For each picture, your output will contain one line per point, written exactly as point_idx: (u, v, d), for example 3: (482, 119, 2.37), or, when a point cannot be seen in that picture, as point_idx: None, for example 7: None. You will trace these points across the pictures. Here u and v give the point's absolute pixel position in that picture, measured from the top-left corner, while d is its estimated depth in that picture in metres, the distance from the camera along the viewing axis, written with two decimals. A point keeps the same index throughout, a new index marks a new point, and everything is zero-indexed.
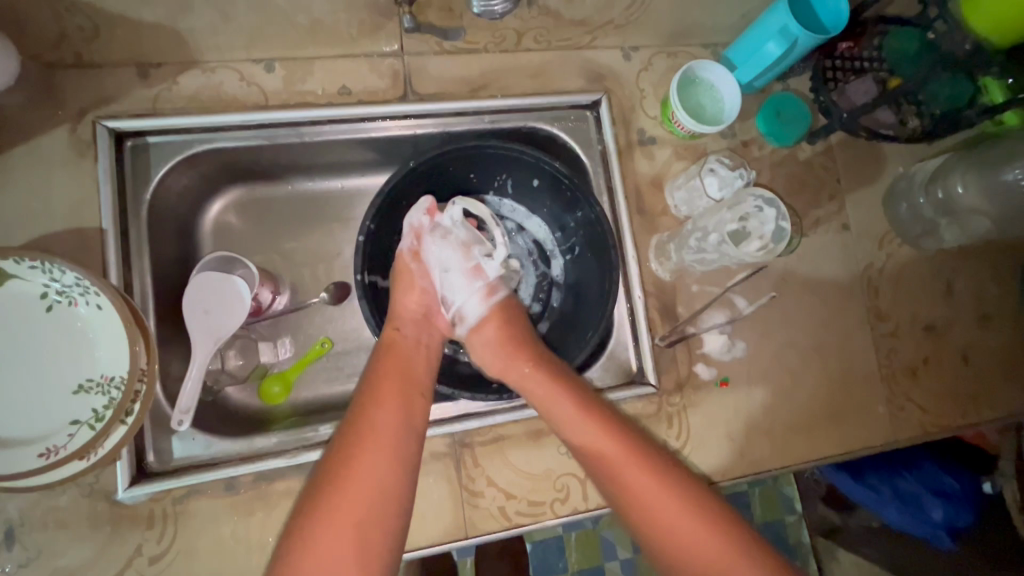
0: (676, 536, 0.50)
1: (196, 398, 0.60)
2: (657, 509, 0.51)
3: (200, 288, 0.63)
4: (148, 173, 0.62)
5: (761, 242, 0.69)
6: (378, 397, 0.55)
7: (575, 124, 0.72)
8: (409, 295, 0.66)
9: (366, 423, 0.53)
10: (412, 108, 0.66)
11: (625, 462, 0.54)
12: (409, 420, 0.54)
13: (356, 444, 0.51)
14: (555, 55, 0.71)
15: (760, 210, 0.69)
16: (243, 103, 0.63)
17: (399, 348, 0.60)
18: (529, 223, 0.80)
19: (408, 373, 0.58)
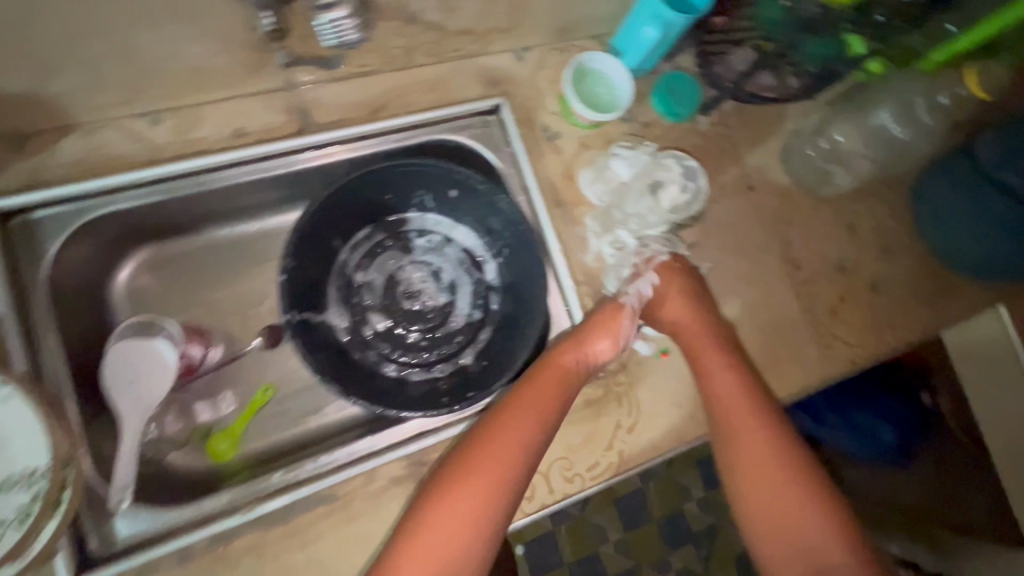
0: (766, 488, 0.60)
1: (133, 471, 0.58)
2: (762, 463, 0.61)
3: (114, 360, 0.60)
4: (41, 250, 0.59)
5: (677, 185, 0.74)
6: (524, 404, 0.61)
7: (481, 130, 0.73)
8: (602, 330, 0.67)
9: (504, 433, 0.58)
10: (313, 139, 0.66)
11: (744, 420, 0.63)
12: (544, 431, 0.60)
13: (483, 450, 0.57)
14: (449, 66, 0.71)
15: (665, 165, 0.74)
16: (135, 163, 0.61)
17: (565, 369, 0.64)
18: (456, 232, 0.80)
19: (563, 393, 0.63)
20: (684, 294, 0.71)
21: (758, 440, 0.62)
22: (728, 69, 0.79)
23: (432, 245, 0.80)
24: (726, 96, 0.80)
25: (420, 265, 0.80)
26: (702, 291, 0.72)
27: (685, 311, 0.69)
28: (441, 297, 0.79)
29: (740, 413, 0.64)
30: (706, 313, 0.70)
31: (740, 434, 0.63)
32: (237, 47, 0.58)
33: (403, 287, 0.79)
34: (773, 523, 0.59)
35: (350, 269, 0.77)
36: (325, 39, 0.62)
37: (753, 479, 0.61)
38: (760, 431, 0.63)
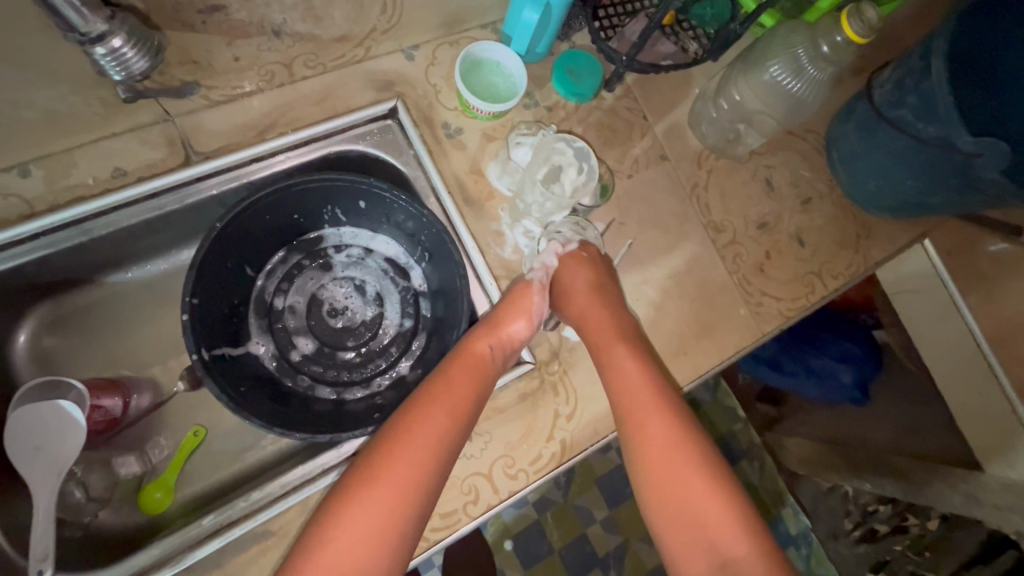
0: (670, 480, 0.57)
1: (52, 540, 0.54)
2: (665, 446, 0.59)
3: (17, 429, 0.57)
4: None
5: (575, 167, 0.71)
6: (433, 403, 0.59)
7: (381, 136, 0.71)
8: (515, 312, 0.66)
9: (408, 439, 0.56)
10: (200, 168, 0.63)
11: (646, 399, 0.62)
12: (455, 429, 0.58)
13: (389, 457, 0.55)
14: (335, 75, 0.69)
15: (557, 151, 0.71)
16: (9, 218, 0.58)
17: (477, 360, 0.63)
18: (376, 242, 0.78)
19: (475, 386, 0.61)
20: (592, 280, 0.70)
21: (664, 428, 0.59)
22: (625, 42, 0.77)
23: (352, 259, 0.78)
24: (624, 71, 0.75)
25: (343, 280, 0.78)
26: (608, 275, 0.71)
27: (590, 296, 0.69)
28: (369, 310, 0.78)
29: (647, 397, 0.61)
30: (614, 298, 0.70)
31: (647, 421, 0.60)
32: (91, 83, 0.55)
33: (328, 305, 0.77)
34: (677, 512, 0.56)
35: (270, 295, 0.75)
36: (109, 74, 0.54)
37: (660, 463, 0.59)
38: (666, 417, 0.60)
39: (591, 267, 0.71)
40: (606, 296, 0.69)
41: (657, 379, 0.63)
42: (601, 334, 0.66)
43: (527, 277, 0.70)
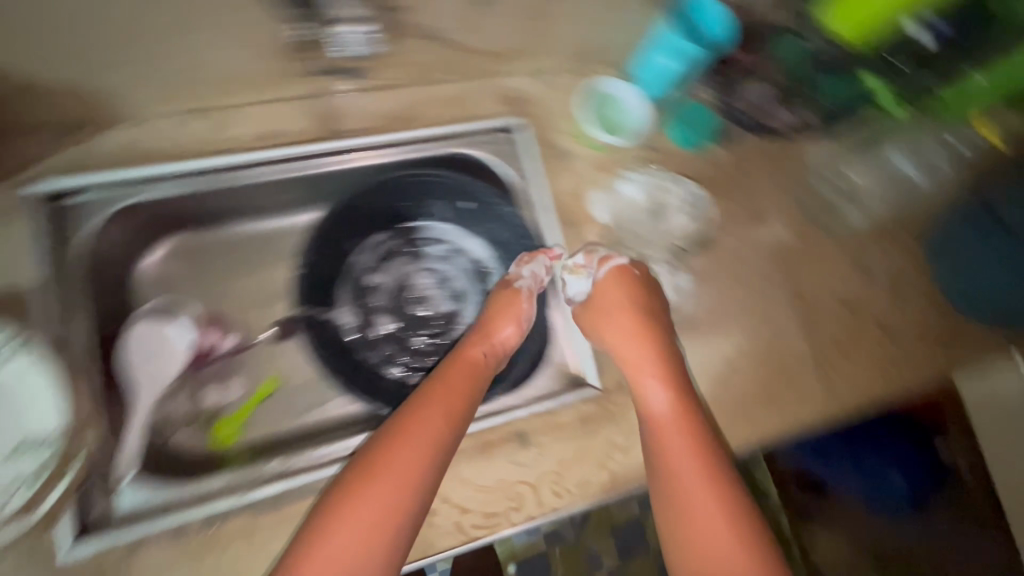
0: (699, 529, 0.54)
1: (140, 446, 0.65)
2: (695, 494, 0.56)
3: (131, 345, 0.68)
4: (82, 227, 0.63)
5: (684, 213, 0.78)
6: (434, 401, 0.59)
7: (499, 146, 0.75)
8: (503, 321, 0.68)
9: (411, 433, 0.56)
10: (335, 145, 0.69)
11: (676, 440, 0.60)
12: (454, 426, 0.58)
13: (389, 451, 0.54)
14: (470, 85, 0.75)
15: (668, 189, 0.78)
16: (172, 154, 0.66)
17: (473, 364, 0.65)
18: (470, 243, 0.80)
19: (472, 390, 0.62)
20: (638, 308, 0.69)
21: (695, 473, 0.57)
22: (742, 101, 0.79)
23: (444, 254, 0.81)
24: (741, 125, 0.81)
25: (428, 271, 0.80)
26: (659, 305, 0.71)
27: (637, 325, 0.68)
28: (446, 305, 0.80)
29: (677, 442, 0.59)
30: (662, 331, 0.69)
31: (672, 467, 0.58)
32: (272, 51, 0.62)
33: (410, 292, 0.80)
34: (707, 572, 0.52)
35: (362, 271, 0.78)
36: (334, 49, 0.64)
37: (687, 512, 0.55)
38: (698, 461, 0.58)
39: (637, 287, 0.71)
40: (660, 320, 0.69)
41: (687, 420, 0.61)
42: (638, 371, 0.66)
43: (515, 283, 0.71)
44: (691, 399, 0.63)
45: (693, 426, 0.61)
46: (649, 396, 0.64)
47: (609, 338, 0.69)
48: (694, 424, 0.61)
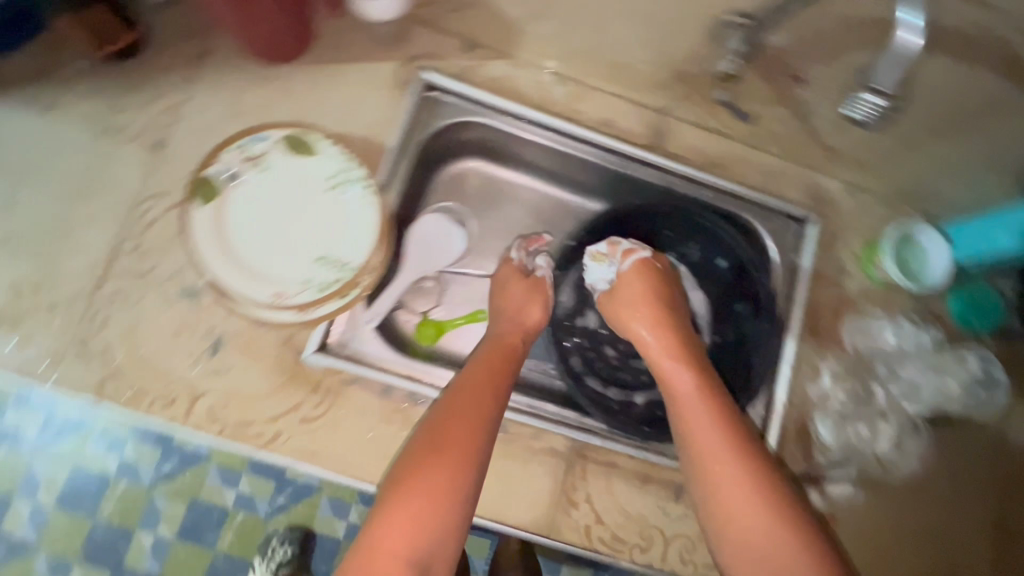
0: (739, 521, 0.56)
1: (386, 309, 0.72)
2: (747, 519, 0.55)
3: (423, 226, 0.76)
4: (434, 121, 0.72)
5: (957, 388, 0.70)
6: (468, 388, 0.61)
7: (781, 230, 0.77)
8: (529, 307, 0.72)
9: (449, 420, 0.58)
10: (655, 159, 0.74)
11: (726, 457, 0.58)
12: (489, 408, 0.60)
13: (431, 439, 0.57)
14: (793, 166, 0.75)
15: (961, 358, 0.71)
16: (530, 100, 0.73)
17: (504, 352, 0.67)
18: (694, 292, 0.83)
19: (504, 370, 0.65)
20: (658, 307, 0.71)
21: (747, 497, 0.56)
22: None
23: None
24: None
25: None
26: (677, 302, 0.74)
27: (659, 334, 0.69)
28: None
29: (709, 434, 0.60)
30: (676, 330, 0.70)
31: (712, 463, 0.58)
32: None
33: None
34: None
35: None
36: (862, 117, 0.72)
37: (743, 542, 0.55)
38: (734, 457, 0.58)
39: (655, 276, 0.74)
40: (666, 303, 0.73)
41: (707, 403, 0.62)
42: (682, 394, 0.63)
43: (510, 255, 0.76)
44: (725, 404, 0.62)
45: (738, 436, 0.60)
46: (681, 388, 0.64)
47: (648, 342, 0.69)
48: (735, 430, 0.60)
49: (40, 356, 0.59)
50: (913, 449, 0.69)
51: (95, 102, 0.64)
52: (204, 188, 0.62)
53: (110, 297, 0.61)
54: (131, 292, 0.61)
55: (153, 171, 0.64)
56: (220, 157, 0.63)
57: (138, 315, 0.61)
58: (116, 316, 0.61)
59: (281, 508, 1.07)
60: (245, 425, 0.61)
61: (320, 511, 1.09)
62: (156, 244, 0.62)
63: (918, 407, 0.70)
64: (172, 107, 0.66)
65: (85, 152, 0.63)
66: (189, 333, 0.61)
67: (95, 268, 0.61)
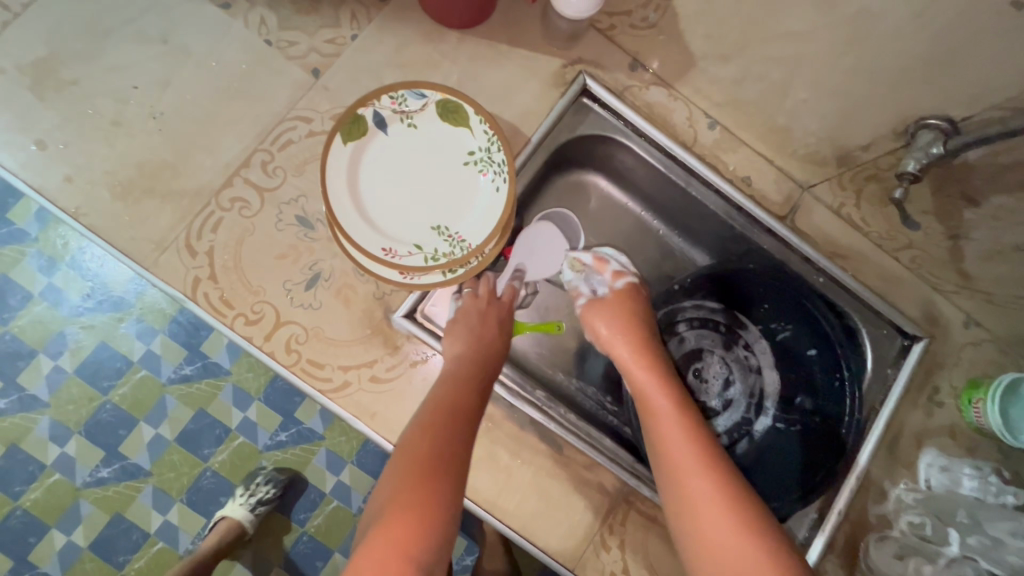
0: (715, 535, 0.52)
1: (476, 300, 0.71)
2: (725, 539, 0.52)
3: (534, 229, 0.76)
4: (575, 128, 0.71)
5: None
6: (440, 406, 0.56)
7: (885, 340, 0.73)
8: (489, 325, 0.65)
9: (416, 438, 0.54)
10: (781, 229, 0.72)
11: (698, 478, 0.56)
12: (461, 423, 0.55)
13: (400, 465, 0.53)
14: (915, 280, 0.73)
15: None
16: (676, 135, 0.71)
17: (477, 364, 0.61)
18: (768, 371, 0.81)
19: (478, 379, 0.60)
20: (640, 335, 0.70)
21: (720, 516, 0.53)
22: None
23: (743, 362, 0.82)
24: None
25: (724, 364, 0.82)
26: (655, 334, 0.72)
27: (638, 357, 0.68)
28: (714, 402, 0.81)
29: (682, 448, 0.58)
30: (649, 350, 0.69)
31: (685, 477, 0.56)
32: (835, 142, 0.66)
33: (698, 366, 0.82)
34: None
35: (678, 316, 0.82)
36: None
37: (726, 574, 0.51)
38: (703, 468, 0.56)
39: (634, 300, 0.73)
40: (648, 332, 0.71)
41: (673, 414, 0.62)
42: (656, 417, 0.62)
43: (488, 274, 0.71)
44: (698, 428, 0.61)
45: (710, 458, 0.58)
46: (657, 415, 0.62)
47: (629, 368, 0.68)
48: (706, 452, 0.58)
49: (151, 238, 0.60)
50: None
51: (270, 12, 0.65)
52: (352, 125, 0.61)
53: (229, 202, 0.61)
54: (250, 204, 0.62)
55: (305, 95, 0.64)
56: (374, 102, 0.61)
57: (250, 227, 0.61)
58: (229, 222, 0.61)
59: (279, 444, 1.00)
60: (316, 366, 0.60)
61: (315, 459, 1.00)
62: (288, 165, 0.63)
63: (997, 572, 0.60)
64: (339, 39, 0.66)
65: (248, 58, 0.64)
66: (290, 260, 0.61)
67: (225, 170, 0.62)
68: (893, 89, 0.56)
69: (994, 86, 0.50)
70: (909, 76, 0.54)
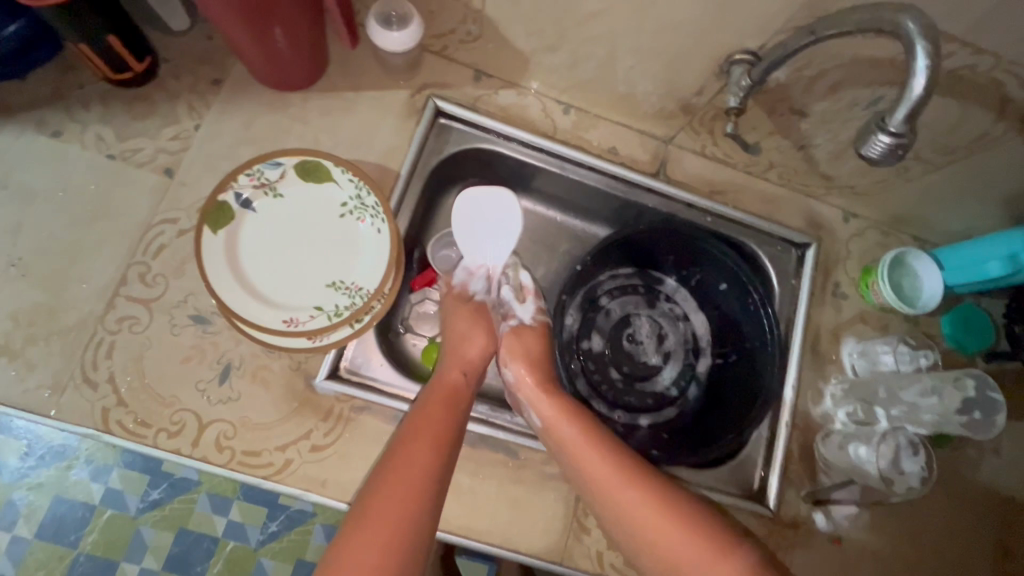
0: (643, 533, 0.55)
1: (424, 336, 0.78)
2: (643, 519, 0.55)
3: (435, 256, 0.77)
4: (442, 148, 0.73)
5: (950, 405, 0.65)
6: (421, 430, 0.57)
7: (781, 255, 0.78)
8: (475, 334, 0.71)
9: (399, 456, 0.55)
10: (658, 185, 0.76)
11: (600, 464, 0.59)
12: (446, 445, 0.57)
13: (381, 494, 0.52)
14: (788, 194, 0.78)
15: (960, 381, 0.66)
16: (537, 128, 0.75)
17: (453, 385, 0.64)
18: (695, 316, 0.86)
19: (457, 400, 0.62)
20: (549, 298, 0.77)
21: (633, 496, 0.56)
22: None
23: (670, 314, 0.86)
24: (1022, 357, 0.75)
25: (653, 321, 0.86)
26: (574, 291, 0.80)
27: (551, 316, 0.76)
28: (654, 359, 0.85)
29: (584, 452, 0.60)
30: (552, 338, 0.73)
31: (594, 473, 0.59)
32: (673, 95, 0.70)
33: (630, 331, 0.85)
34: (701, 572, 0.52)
35: (601, 291, 0.85)
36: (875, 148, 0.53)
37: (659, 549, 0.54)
38: (617, 478, 0.58)
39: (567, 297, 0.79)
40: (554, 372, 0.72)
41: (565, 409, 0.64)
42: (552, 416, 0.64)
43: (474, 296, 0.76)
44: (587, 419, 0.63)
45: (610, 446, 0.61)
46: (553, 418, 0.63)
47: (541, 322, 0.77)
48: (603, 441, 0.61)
49: (44, 383, 0.58)
50: (915, 471, 0.65)
51: (105, 126, 0.64)
52: (217, 213, 0.61)
53: (116, 323, 0.60)
54: (139, 319, 0.61)
55: (164, 197, 0.64)
56: (232, 184, 0.62)
57: (146, 342, 0.60)
58: (123, 343, 0.60)
59: (273, 535, 0.97)
60: (251, 455, 0.59)
61: (314, 538, 0.99)
62: (167, 270, 0.62)
63: (919, 430, 0.67)
64: (182, 133, 0.66)
65: (96, 177, 0.63)
66: (196, 360, 0.61)
67: (104, 294, 0.61)
68: (696, 38, 0.60)
69: (772, 15, 0.56)
70: (702, 23, 0.58)
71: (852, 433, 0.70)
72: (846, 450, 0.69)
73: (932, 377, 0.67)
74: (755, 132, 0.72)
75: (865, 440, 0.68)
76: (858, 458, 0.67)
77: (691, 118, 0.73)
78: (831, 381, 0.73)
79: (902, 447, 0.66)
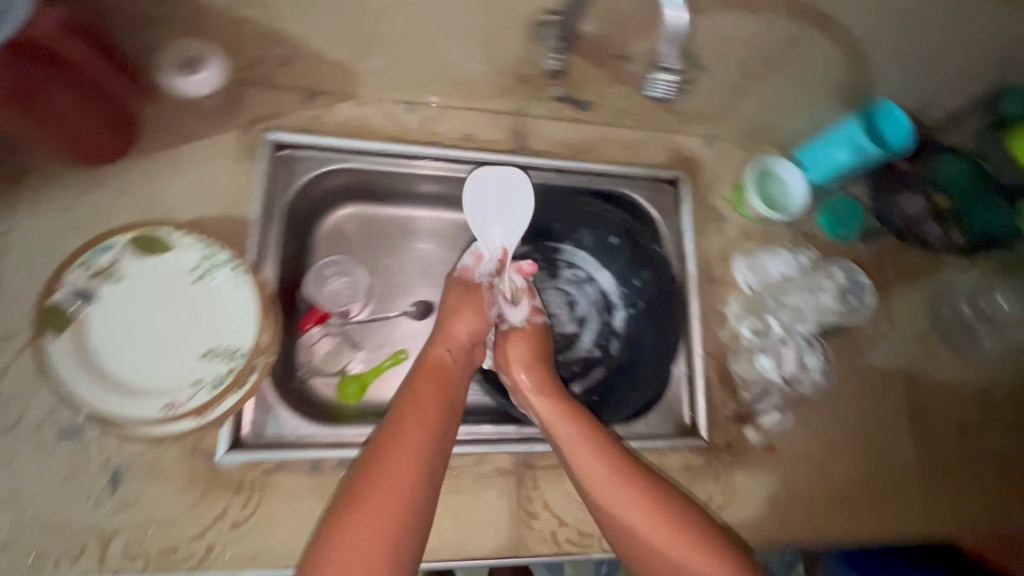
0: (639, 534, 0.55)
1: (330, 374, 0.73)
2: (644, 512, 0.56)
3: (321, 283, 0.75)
4: (291, 179, 0.69)
5: (829, 295, 0.76)
6: (415, 412, 0.56)
7: (657, 195, 0.79)
8: (466, 310, 0.68)
9: (395, 438, 0.53)
10: (521, 159, 0.75)
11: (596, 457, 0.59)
12: (439, 430, 0.56)
13: (375, 482, 0.50)
14: (649, 135, 0.79)
15: (827, 271, 0.77)
16: (384, 134, 0.72)
17: (442, 362, 0.63)
18: (599, 274, 0.83)
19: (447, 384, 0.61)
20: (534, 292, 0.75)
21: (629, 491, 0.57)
22: (897, 210, 0.78)
23: (575, 279, 0.83)
24: (891, 229, 0.80)
25: (561, 290, 0.82)
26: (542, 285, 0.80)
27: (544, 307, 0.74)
28: (571, 327, 0.82)
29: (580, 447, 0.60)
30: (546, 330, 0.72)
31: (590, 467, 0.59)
32: (505, 68, 0.69)
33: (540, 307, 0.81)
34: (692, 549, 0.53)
35: None
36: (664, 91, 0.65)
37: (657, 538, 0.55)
38: (615, 472, 0.58)
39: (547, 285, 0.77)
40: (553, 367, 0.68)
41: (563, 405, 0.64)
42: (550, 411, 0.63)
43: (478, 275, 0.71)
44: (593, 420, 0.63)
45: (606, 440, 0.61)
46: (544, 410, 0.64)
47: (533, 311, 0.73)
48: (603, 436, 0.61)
49: None
50: (814, 364, 0.74)
51: None
52: (53, 317, 0.57)
53: None
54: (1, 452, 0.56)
55: None
56: (63, 281, 0.58)
57: (17, 474, 0.55)
58: None
59: None
60: (166, 554, 0.56)
61: None
62: (18, 391, 0.57)
63: (810, 327, 0.74)
64: None
65: None
66: (79, 475, 0.56)
67: None
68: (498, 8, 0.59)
69: None
70: None
71: (760, 346, 0.74)
72: (757, 364, 0.73)
73: (807, 275, 0.76)
74: (596, 84, 0.72)
75: (770, 348, 0.74)
76: (770, 367, 0.73)
77: (532, 86, 0.73)
78: (731, 302, 0.76)
79: (802, 344, 0.74)
